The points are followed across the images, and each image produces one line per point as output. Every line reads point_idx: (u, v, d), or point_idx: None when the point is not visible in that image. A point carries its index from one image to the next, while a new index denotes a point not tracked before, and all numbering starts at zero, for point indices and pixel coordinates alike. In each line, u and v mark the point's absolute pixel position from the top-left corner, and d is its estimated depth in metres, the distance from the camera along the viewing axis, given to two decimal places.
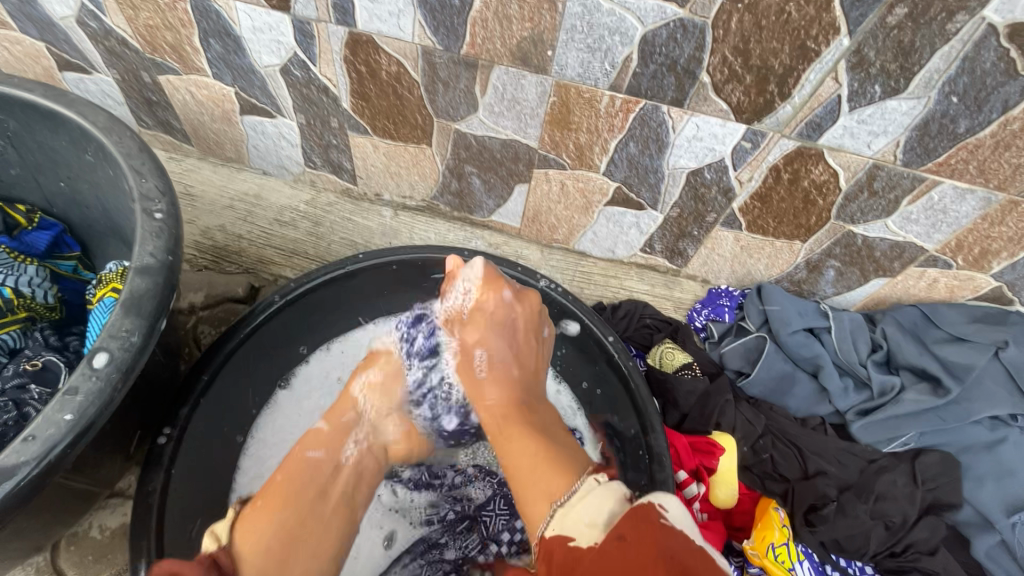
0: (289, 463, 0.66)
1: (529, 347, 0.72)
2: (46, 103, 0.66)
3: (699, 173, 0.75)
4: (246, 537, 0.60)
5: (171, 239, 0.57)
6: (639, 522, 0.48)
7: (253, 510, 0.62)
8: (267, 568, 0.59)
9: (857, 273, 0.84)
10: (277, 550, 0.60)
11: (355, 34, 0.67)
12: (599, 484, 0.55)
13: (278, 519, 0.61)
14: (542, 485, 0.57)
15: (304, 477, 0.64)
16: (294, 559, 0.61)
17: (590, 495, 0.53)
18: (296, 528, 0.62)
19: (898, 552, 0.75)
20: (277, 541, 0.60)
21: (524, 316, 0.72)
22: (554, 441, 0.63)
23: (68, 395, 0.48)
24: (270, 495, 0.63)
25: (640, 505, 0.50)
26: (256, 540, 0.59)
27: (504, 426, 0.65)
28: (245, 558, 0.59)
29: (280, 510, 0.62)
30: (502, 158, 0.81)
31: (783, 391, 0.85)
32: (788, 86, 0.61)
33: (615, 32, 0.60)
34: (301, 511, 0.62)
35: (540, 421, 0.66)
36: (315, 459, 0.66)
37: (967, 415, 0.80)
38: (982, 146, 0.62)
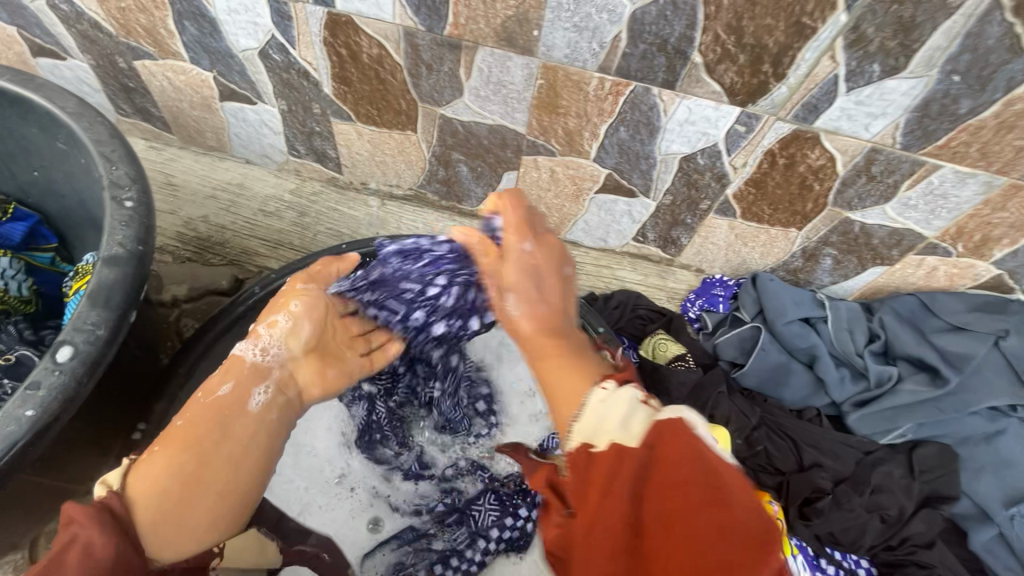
0: (191, 406, 0.56)
1: (554, 288, 0.56)
2: (13, 88, 0.64)
3: (692, 159, 0.73)
4: (141, 476, 0.51)
5: (142, 229, 0.55)
6: (673, 437, 0.39)
7: (151, 455, 0.52)
8: (166, 512, 0.50)
9: (855, 261, 0.82)
10: (176, 491, 0.51)
11: (333, 15, 0.65)
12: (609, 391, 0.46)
13: (177, 461, 0.52)
14: (565, 390, 0.49)
15: (210, 416, 0.55)
16: (196, 502, 0.52)
17: (603, 403, 0.44)
18: (193, 479, 0.52)
19: (894, 545, 0.74)
20: (175, 485, 0.51)
21: (548, 253, 0.57)
22: (581, 359, 0.52)
23: (31, 390, 0.46)
24: (172, 438, 0.53)
25: (665, 417, 0.41)
26: (152, 479, 0.51)
27: (531, 334, 0.55)
28: (142, 502, 0.50)
29: (180, 449, 0.53)
30: (490, 144, 0.78)
31: (778, 382, 0.83)
32: (783, 66, 0.58)
33: (603, 9, 0.57)
34: (202, 450, 0.53)
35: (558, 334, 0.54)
36: (216, 398, 0.57)
37: (967, 406, 0.78)
38: (985, 128, 0.60)
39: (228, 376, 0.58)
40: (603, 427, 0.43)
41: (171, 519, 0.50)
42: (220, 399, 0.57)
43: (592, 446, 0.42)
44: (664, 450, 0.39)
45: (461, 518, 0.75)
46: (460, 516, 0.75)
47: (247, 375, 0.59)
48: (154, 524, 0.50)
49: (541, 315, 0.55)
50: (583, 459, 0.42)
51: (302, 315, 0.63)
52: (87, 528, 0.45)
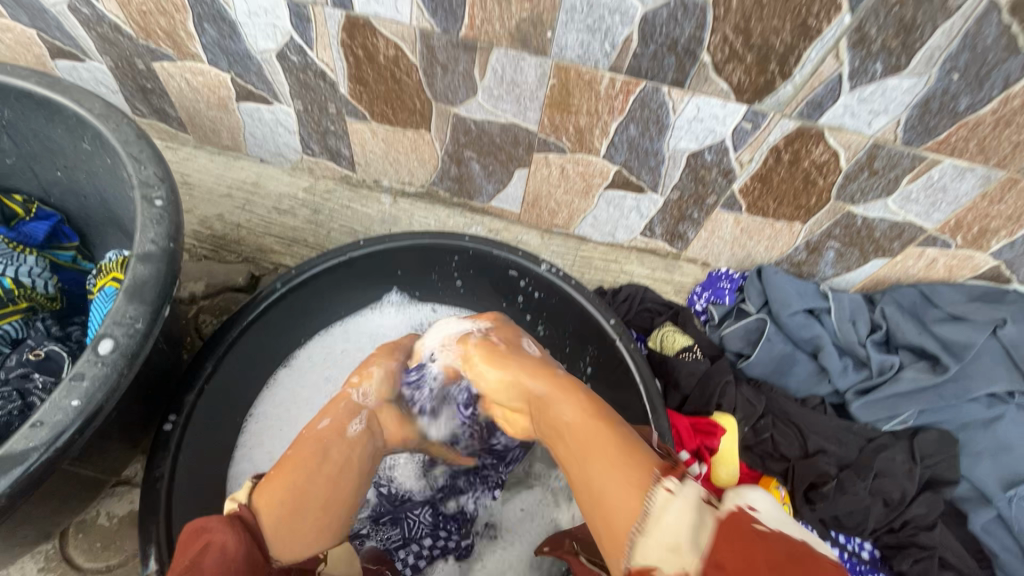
0: (302, 437, 0.61)
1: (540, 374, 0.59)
2: (40, 91, 0.65)
3: (699, 155, 0.75)
4: (264, 491, 0.56)
5: (172, 226, 0.57)
6: (732, 534, 0.41)
7: (269, 476, 0.58)
8: (281, 521, 0.55)
9: (857, 254, 0.84)
10: (293, 501, 0.56)
11: (352, 17, 0.67)
12: (676, 492, 0.44)
13: (290, 478, 0.57)
14: (619, 477, 0.47)
15: (315, 441, 0.60)
16: (304, 513, 0.56)
17: (667, 508, 0.44)
18: (300, 497, 0.56)
19: (896, 528, 0.77)
20: (290, 497, 0.56)
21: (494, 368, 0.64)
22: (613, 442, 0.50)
23: (75, 381, 0.48)
24: (285, 462, 0.58)
25: (727, 515, 0.42)
26: (269, 496, 0.55)
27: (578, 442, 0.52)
28: (264, 510, 0.55)
29: (290, 469, 0.58)
30: (502, 142, 0.80)
31: (783, 371, 0.85)
32: (789, 65, 0.61)
33: (615, 11, 0.59)
34: (308, 469, 0.58)
35: (606, 436, 0.51)
36: (318, 427, 0.62)
37: (966, 393, 0.80)
38: (983, 123, 0.62)
39: (327, 413, 0.64)
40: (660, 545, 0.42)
41: (291, 526, 0.55)
42: (324, 428, 0.62)
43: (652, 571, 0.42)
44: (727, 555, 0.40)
45: (394, 519, 0.77)
46: (393, 518, 0.77)
47: (346, 413, 0.65)
48: (274, 531, 0.55)
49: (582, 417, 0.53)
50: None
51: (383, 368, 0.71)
52: (219, 533, 0.51)
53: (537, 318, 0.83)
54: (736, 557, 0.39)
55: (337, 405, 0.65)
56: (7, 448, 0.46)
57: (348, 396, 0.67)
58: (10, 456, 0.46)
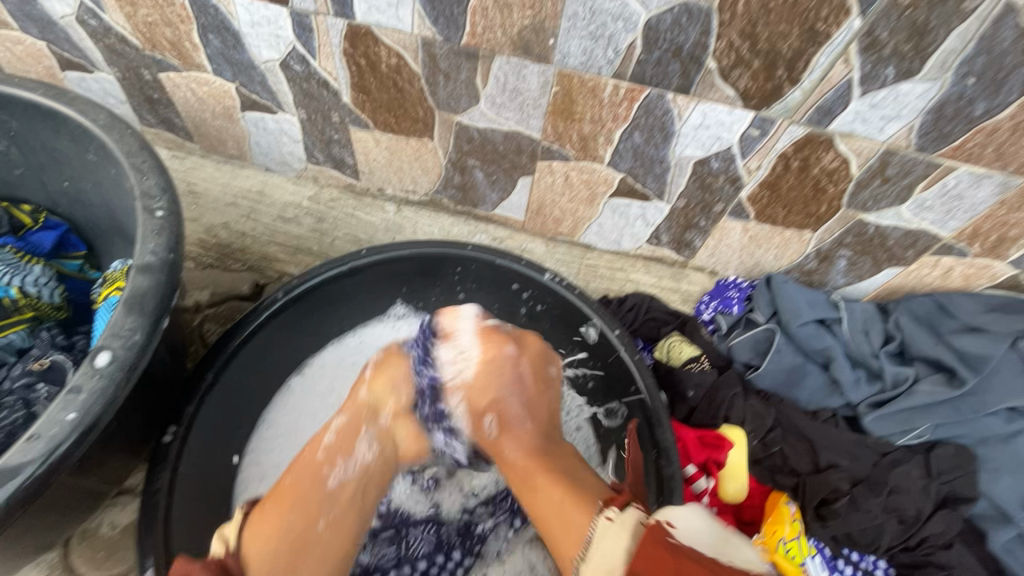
0: (297, 463, 0.62)
1: (541, 403, 0.67)
2: (47, 103, 0.66)
3: (705, 162, 0.73)
4: (255, 536, 0.56)
5: (172, 237, 0.57)
6: (655, 551, 0.44)
7: (265, 512, 0.58)
8: (275, 573, 0.55)
9: (869, 262, 0.82)
10: (284, 554, 0.56)
11: (354, 26, 0.66)
12: (615, 520, 0.49)
13: (284, 525, 0.57)
14: (563, 527, 0.52)
15: (312, 478, 0.60)
16: (300, 564, 0.56)
17: (605, 538, 0.48)
18: (300, 538, 0.57)
19: (912, 546, 0.74)
20: (281, 549, 0.56)
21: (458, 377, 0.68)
22: (575, 481, 0.57)
23: (72, 394, 0.48)
24: (279, 498, 0.59)
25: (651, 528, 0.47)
26: (257, 541, 0.56)
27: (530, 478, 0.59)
28: (252, 548, 0.56)
29: (284, 509, 0.58)
30: (505, 150, 0.80)
31: (794, 384, 0.83)
32: (797, 71, 0.59)
33: (618, 18, 0.58)
34: (307, 510, 0.59)
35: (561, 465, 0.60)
36: (314, 459, 0.62)
37: (984, 407, 0.77)
38: (1000, 129, 0.60)
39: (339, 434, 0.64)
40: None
41: None
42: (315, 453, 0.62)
43: None
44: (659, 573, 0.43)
45: (394, 536, 0.74)
46: (395, 534, 0.74)
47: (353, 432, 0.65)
48: None
49: (533, 457, 0.61)
50: None
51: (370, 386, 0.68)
52: None
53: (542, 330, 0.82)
54: (651, 563, 0.44)
55: (344, 426, 0.64)
56: (5, 462, 0.46)
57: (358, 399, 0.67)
58: (6, 468, 0.46)
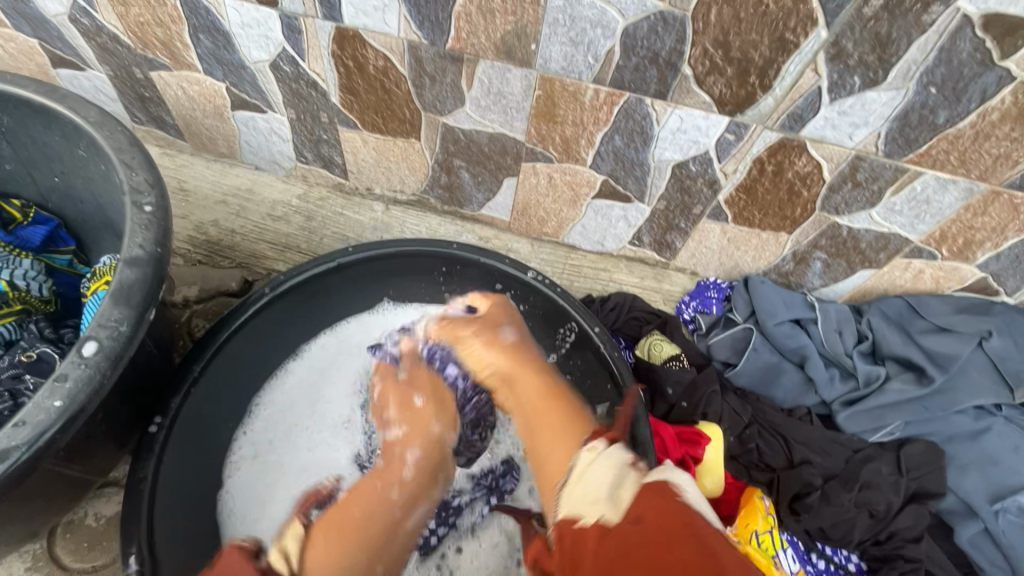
0: (362, 492, 0.63)
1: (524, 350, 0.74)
2: (39, 99, 0.67)
3: (684, 165, 0.75)
4: (320, 554, 0.56)
5: (160, 231, 0.58)
6: (659, 504, 0.43)
7: (315, 535, 0.58)
8: None
9: (844, 264, 0.85)
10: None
11: (342, 29, 0.68)
12: (597, 454, 0.51)
13: (347, 552, 0.57)
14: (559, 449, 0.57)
15: (367, 503, 0.62)
16: None
17: (592, 467, 0.50)
18: (365, 539, 0.59)
19: (882, 540, 0.76)
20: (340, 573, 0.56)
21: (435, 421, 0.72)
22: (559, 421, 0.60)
23: (58, 382, 0.49)
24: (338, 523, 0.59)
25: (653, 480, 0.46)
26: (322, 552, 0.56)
27: (532, 407, 0.64)
28: (320, 551, 0.56)
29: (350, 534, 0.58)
30: (490, 151, 0.81)
31: (770, 382, 0.85)
32: (769, 78, 0.61)
33: (597, 25, 0.60)
34: (373, 523, 0.61)
35: (569, 413, 0.61)
36: (388, 495, 0.63)
37: (952, 405, 0.80)
38: (962, 136, 0.63)
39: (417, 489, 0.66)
40: (584, 500, 0.47)
41: None
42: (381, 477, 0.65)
43: (576, 521, 0.45)
44: (658, 530, 0.41)
45: None
46: None
47: (423, 473, 0.67)
48: None
49: (543, 391, 0.66)
50: (568, 534, 0.45)
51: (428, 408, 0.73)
52: None
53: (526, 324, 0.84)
54: (659, 517, 0.42)
55: (421, 463, 0.68)
56: None
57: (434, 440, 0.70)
58: None
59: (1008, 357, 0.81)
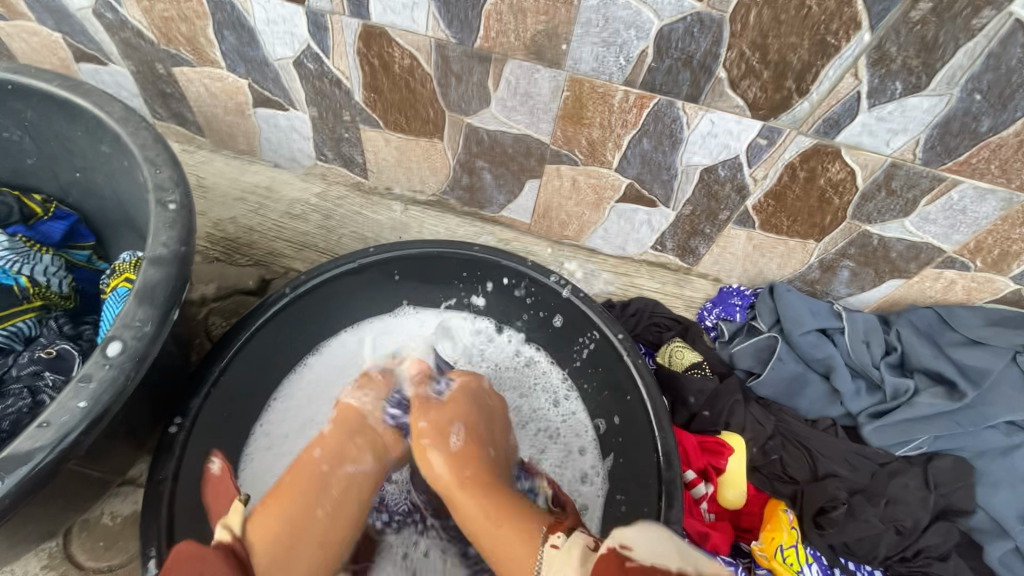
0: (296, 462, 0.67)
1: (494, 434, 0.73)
2: (63, 94, 0.67)
3: (712, 170, 0.74)
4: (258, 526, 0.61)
5: (184, 230, 0.57)
6: (611, 567, 0.48)
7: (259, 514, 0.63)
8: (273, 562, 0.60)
9: (872, 273, 0.83)
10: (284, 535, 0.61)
11: (368, 26, 0.67)
12: (561, 547, 0.54)
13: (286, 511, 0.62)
14: (507, 543, 0.57)
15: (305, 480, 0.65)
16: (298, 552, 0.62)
17: (552, 566, 0.53)
18: (302, 524, 0.62)
19: (909, 557, 0.74)
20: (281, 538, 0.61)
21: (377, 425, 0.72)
22: (493, 498, 0.62)
23: (82, 383, 0.49)
24: (269, 500, 0.63)
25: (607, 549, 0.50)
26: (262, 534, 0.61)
27: (489, 513, 0.61)
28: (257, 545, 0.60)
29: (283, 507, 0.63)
30: (514, 153, 0.80)
31: (794, 392, 0.84)
32: (806, 82, 0.60)
33: (631, 26, 0.59)
34: (308, 500, 0.64)
35: (516, 513, 0.60)
36: (312, 458, 0.67)
37: (983, 419, 0.78)
38: (1005, 145, 0.61)
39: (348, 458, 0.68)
40: None
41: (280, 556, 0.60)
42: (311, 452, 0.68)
43: None
44: None
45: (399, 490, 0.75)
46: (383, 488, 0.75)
47: (343, 436, 0.69)
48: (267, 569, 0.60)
49: (489, 506, 0.61)
50: None
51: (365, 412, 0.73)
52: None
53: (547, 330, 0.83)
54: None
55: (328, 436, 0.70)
56: (13, 449, 0.46)
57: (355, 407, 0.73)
58: (15, 456, 0.46)
59: None
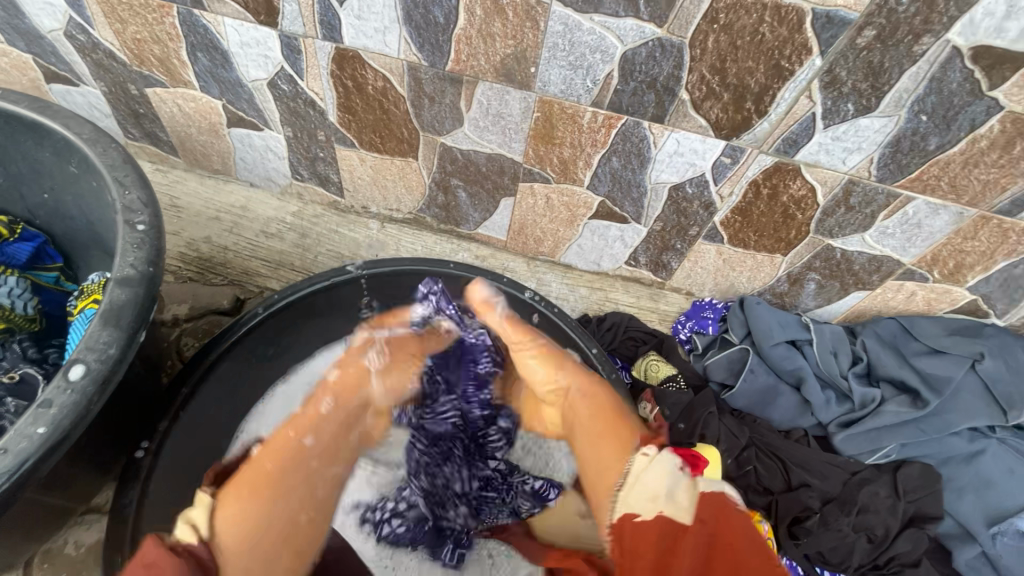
0: (274, 442, 0.63)
1: (587, 387, 0.68)
2: (31, 116, 0.66)
3: (680, 187, 0.76)
4: (225, 521, 0.56)
5: (153, 251, 0.57)
6: (714, 504, 0.54)
7: (226, 497, 0.58)
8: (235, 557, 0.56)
9: (837, 285, 0.85)
10: (252, 542, 0.57)
11: (341, 49, 0.68)
12: (650, 457, 0.59)
13: (253, 505, 0.58)
14: (602, 458, 0.62)
15: (281, 455, 0.62)
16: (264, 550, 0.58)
17: (645, 471, 0.58)
18: (292, 520, 0.60)
19: (881, 564, 0.75)
20: (249, 536, 0.57)
21: (360, 384, 0.72)
22: (590, 438, 0.64)
23: (42, 408, 0.47)
24: (256, 477, 0.60)
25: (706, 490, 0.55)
26: (250, 516, 0.57)
27: (592, 428, 0.65)
28: (224, 543, 0.55)
29: (273, 488, 0.59)
30: (487, 171, 0.82)
31: (767, 403, 0.85)
32: (764, 104, 0.62)
33: (596, 50, 0.61)
34: (303, 489, 0.62)
35: (612, 427, 0.64)
36: (301, 447, 0.64)
37: (947, 427, 0.80)
38: (952, 162, 0.64)
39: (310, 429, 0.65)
40: (646, 494, 0.55)
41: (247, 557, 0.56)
42: (292, 427, 0.65)
43: (637, 515, 0.54)
44: (716, 528, 0.52)
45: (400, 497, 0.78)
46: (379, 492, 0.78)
47: (340, 422, 0.69)
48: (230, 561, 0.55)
49: (607, 411, 0.66)
50: (629, 526, 0.54)
51: (352, 362, 0.74)
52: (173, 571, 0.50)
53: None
54: (712, 517, 0.53)
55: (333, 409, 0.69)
56: None
57: (362, 370, 0.74)
58: None
59: (1000, 379, 0.80)
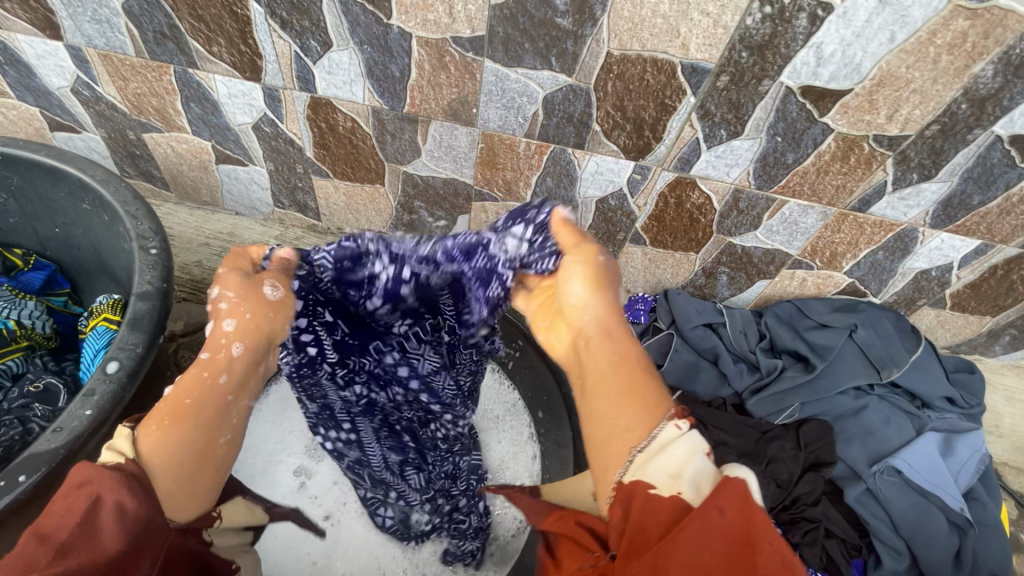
0: (189, 376, 0.51)
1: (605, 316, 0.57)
2: (50, 162, 0.78)
3: (605, 201, 0.92)
4: (152, 445, 0.46)
5: (165, 269, 0.69)
6: (736, 496, 0.36)
7: (150, 432, 0.47)
8: (173, 486, 0.46)
9: (744, 277, 1.02)
10: (187, 466, 0.47)
11: (316, 98, 0.82)
12: (682, 433, 0.44)
13: (185, 436, 0.47)
14: (613, 421, 0.48)
15: (191, 386, 0.50)
16: (197, 479, 0.48)
17: (671, 445, 0.43)
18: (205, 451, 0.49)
19: (789, 505, 0.89)
20: (188, 460, 0.47)
21: (269, 319, 0.57)
22: (604, 384, 0.51)
23: (87, 395, 0.59)
24: (170, 410, 0.48)
25: (732, 477, 0.38)
26: (167, 449, 0.46)
27: (611, 380, 0.50)
28: (157, 474, 0.45)
29: (187, 424, 0.48)
30: (445, 193, 0.96)
31: (691, 377, 1.02)
32: (659, 131, 0.79)
33: (523, 94, 0.77)
34: (213, 422, 0.50)
35: (640, 392, 0.49)
36: (216, 385, 0.51)
37: (833, 386, 0.97)
38: (808, 173, 0.81)
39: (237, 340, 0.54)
40: (659, 474, 0.41)
41: (185, 488, 0.47)
42: (204, 365, 0.52)
43: (649, 490, 0.40)
44: (734, 522, 0.35)
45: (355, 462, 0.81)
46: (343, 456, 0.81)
47: (253, 365, 0.55)
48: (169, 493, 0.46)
49: (630, 363, 0.52)
50: (627, 498, 0.41)
51: (244, 300, 0.56)
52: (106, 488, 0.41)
53: (515, 377, 1.01)
54: (739, 514, 0.35)
55: (244, 340, 0.54)
56: (33, 451, 0.56)
57: (271, 302, 0.58)
58: (35, 456, 0.55)
59: (873, 345, 0.98)
